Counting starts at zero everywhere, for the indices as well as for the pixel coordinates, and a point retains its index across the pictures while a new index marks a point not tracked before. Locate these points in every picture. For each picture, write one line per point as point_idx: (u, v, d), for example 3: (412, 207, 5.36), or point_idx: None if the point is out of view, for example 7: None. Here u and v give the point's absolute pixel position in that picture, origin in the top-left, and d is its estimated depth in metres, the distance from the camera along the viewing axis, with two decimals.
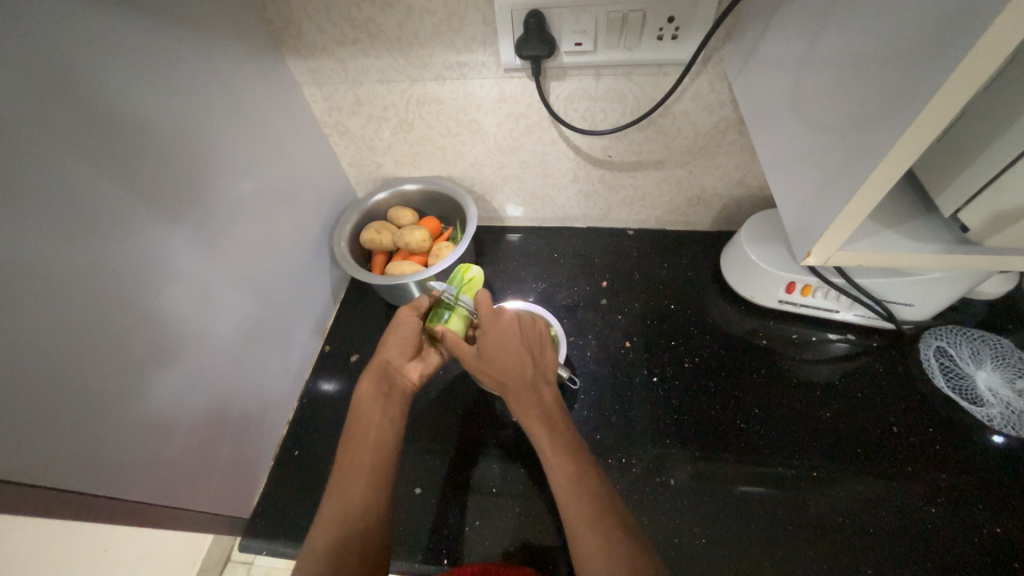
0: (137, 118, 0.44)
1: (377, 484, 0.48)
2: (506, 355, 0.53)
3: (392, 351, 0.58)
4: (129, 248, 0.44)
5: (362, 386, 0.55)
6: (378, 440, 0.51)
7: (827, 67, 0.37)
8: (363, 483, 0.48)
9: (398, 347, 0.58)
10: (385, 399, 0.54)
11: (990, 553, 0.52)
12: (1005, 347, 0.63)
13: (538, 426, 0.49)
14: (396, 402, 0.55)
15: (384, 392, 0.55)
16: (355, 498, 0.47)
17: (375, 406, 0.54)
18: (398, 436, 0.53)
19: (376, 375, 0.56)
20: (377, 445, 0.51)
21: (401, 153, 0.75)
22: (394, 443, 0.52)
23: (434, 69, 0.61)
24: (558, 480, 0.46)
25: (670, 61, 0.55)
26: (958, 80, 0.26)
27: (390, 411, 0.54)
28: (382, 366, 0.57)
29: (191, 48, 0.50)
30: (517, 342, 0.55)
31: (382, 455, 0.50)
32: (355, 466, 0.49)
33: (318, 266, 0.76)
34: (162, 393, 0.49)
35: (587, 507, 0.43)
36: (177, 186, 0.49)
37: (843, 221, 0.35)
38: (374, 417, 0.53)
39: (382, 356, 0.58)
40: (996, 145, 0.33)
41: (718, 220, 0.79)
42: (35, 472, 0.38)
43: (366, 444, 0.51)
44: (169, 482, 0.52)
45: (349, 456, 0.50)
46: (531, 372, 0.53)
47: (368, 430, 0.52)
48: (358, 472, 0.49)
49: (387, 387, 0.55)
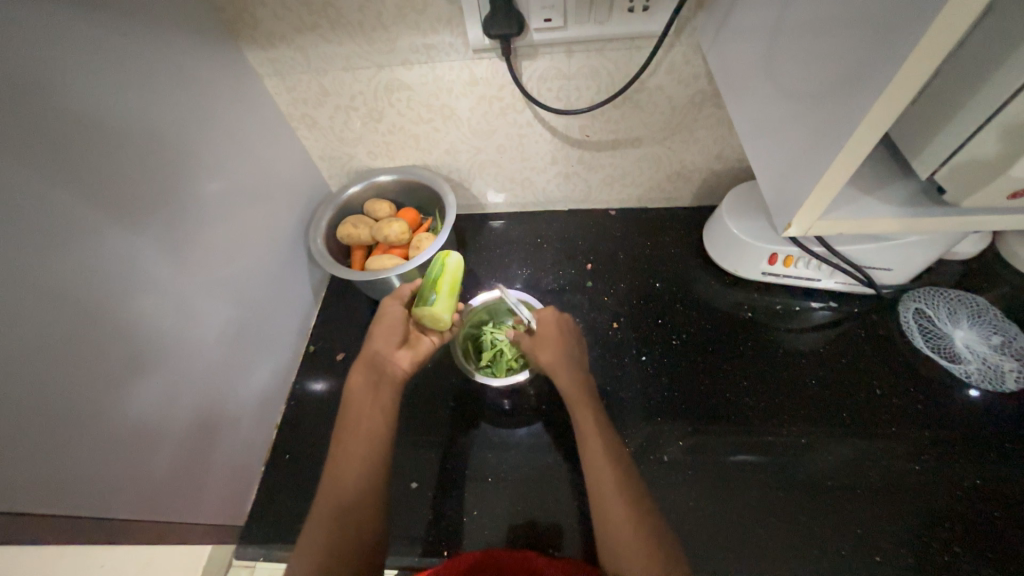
0: (89, 122, 0.42)
1: (372, 476, 0.48)
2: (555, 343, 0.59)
3: (380, 342, 0.57)
4: (91, 259, 0.42)
5: (352, 378, 0.55)
6: (370, 430, 0.51)
7: (800, 32, 0.36)
8: (355, 476, 0.47)
9: (385, 337, 0.57)
10: (375, 391, 0.54)
11: (972, 504, 0.54)
12: (980, 305, 0.65)
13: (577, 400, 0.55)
14: (385, 393, 0.54)
15: (374, 382, 0.54)
16: (349, 492, 0.46)
17: (366, 398, 0.53)
18: (389, 428, 0.52)
19: (364, 367, 0.55)
20: (369, 436, 0.50)
21: (373, 143, 0.72)
22: (384, 434, 0.51)
23: (401, 53, 0.59)
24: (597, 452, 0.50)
25: (643, 34, 0.54)
26: (932, 39, 0.25)
27: (381, 402, 0.53)
28: (370, 358, 0.56)
29: (140, 42, 0.47)
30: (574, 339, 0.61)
31: (377, 446, 0.50)
32: (349, 459, 0.49)
33: (296, 264, 0.74)
34: (144, 405, 0.48)
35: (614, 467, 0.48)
36: (139, 191, 0.47)
37: (823, 189, 0.35)
38: (365, 409, 0.52)
39: (369, 347, 0.57)
40: (969, 104, 0.33)
41: (699, 195, 0.78)
42: (13, 499, 0.37)
43: (358, 436, 0.50)
44: (156, 495, 0.50)
45: (341, 450, 0.49)
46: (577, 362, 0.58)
47: (361, 421, 0.51)
48: (351, 464, 0.48)
49: (376, 378, 0.55)
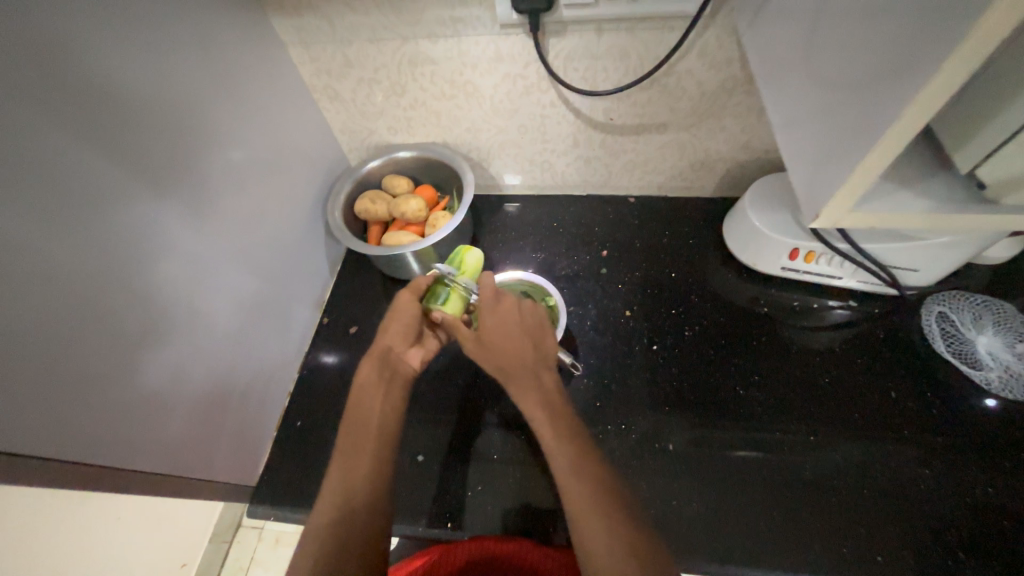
0: (116, 82, 0.42)
1: (379, 468, 0.49)
2: (505, 349, 0.51)
3: (393, 338, 0.56)
4: (117, 220, 0.43)
5: (362, 373, 0.55)
6: (379, 426, 0.51)
7: (845, 16, 0.35)
8: (363, 466, 0.48)
9: (398, 335, 0.56)
10: (386, 387, 0.54)
11: (980, 511, 0.53)
12: (1007, 311, 0.63)
13: (541, 418, 0.48)
14: (396, 391, 0.54)
15: (384, 379, 0.54)
16: (356, 482, 0.47)
17: (375, 395, 0.53)
18: (398, 422, 0.53)
19: (375, 363, 0.55)
20: (377, 433, 0.51)
21: (395, 118, 0.72)
22: (393, 427, 0.52)
23: (427, 26, 0.58)
24: (564, 473, 0.45)
25: (676, 14, 0.52)
26: (984, 28, 0.24)
27: (391, 400, 0.53)
28: (382, 353, 0.55)
29: (168, 3, 0.47)
30: (523, 332, 0.52)
31: (383, 442, 0.50)
32: (357, 450, 0.49)
33: (313, 239, 0.75)
34: (158, 371, 0.49)
35: (589, 497, 0.43)
36: (166, 155, 0.47)
37: (857, 181, 0.34)
38: (375, 402, 0.53)
39: (381, 343, 0.56)
40: (1018, 98, 0.32)
41: (721, 185, 0.77)
42: (34, 446, 0.38)
43: (365, 428, 0.51)
44: (171, 453, 0.52)
45: (349, 443, 0.50)
46: (532, 359, 0.51)
47: (368, 417, 0.52)
48: (358, 459, 0.49)
49: (388, 375, 0.55)
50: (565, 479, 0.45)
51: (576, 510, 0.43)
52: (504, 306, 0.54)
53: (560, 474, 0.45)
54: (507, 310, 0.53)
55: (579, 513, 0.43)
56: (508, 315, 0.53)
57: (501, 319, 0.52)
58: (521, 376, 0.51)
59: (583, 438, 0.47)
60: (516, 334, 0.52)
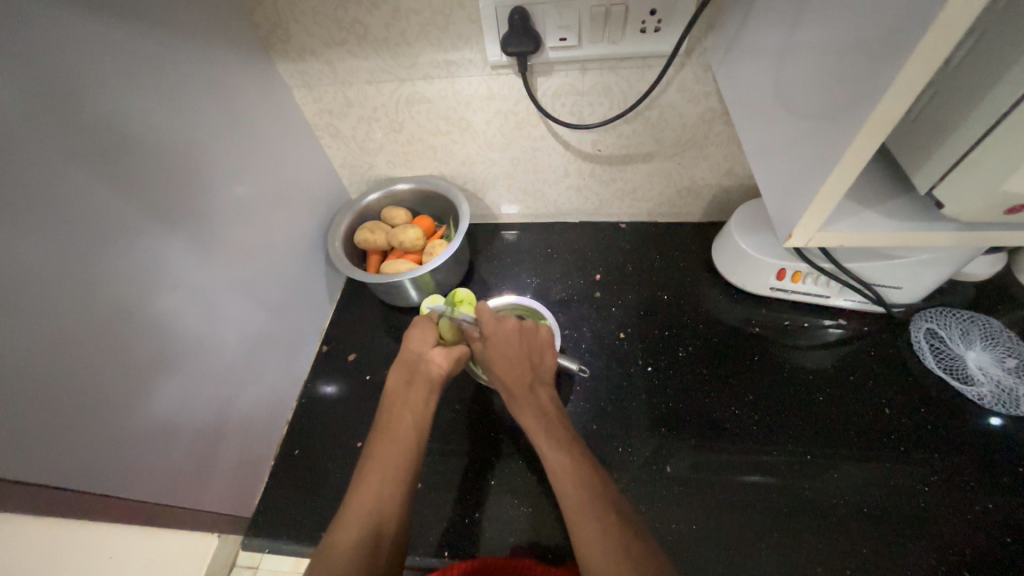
0: (130, 126, 0.45)
1: (401, 471, 0.48)
2: (501, 362, 0.54)
3: (414, 344, 0.58)
4: (126, 254, 0.45)
5: (390, 377, 0.57)
6: (402, 427, 0.51)
7: (805, 54, 0.38)
8: (386, 467, 0.48)
9: (417, 340, 0.59)
10: (408, 390, 0.55)
11: (983, 528, 0.52)
12: (994, 327, 0.64)
13: (534, 424, 0.50)
14: (420, 392, 0.55)
15: (407, 381, 0.56)
16: (379, 484, 0.46)
17: (400, 396, 0.54)
18: (423, 424, 0.52)
19: (401, 367, 0.57)
20: (402, 432, 0.51)
21: (393, 153, 0.75)
22: (418, 429, 0.52)
23: (423, 68, 0.62)
24: (559, 477, 0.46)
25: (654, 53, 0.56)
26: (917, 57, 0.27)
27: (415, 399, 0.54)
28: (404, 359, 0.58)
29: (182, 54, 0.51)
30: (518, 347, 0.56)
31: (409, 444, 0.50)
32: (381, 452, 0.49)
33: (314, 269, 0.77)
34: (162, 398, 0.50)
35: (585, 495, 0.44)
36: (174, 193, 0.50)
37: (823, 200, 0.36)
38: (399, 404, 0.54)
39: (405, 349, 0.58)
40: (965, 123, 0.34)
41: (709, 211, 0.79)
42: (33, 471, 0.39)
43: (389, 430, 0.51)
44: (170, 482, 0.52)
45: (375, 442, 0.51)
46: (526, 371, 0.54)
47: (392, 418, 0.52)
48: (377, 461, 0.48)
49: (410, 377, 0.56)
50: (563, 477, 0.45)
51: (574, 512, 0.43)
52: (503, 322, 0.57)
53: (557, 479, 0.46)
54: (504, 325, 0.57)
55: (579, 519, 0.43)
56: (505, 329, 0.56)
57: (499, 334, 0.56)
58: (516, 387, 0.53)
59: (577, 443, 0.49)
60: (512, 349, 0.55)
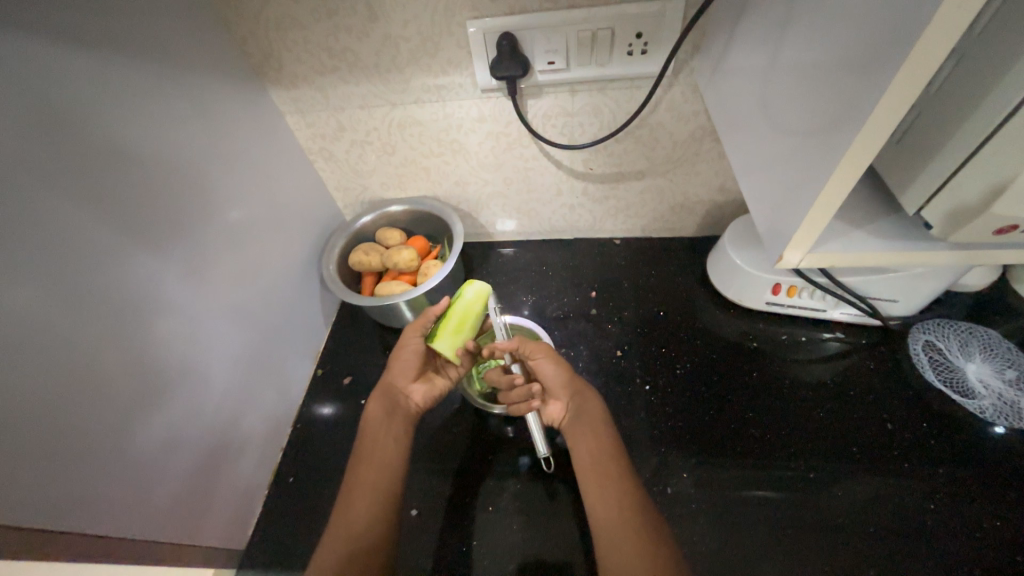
0: (122, 157, 0.45)
1: (380, 504, 0.49)
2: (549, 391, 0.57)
3: (397, 375, 0.59)
4: (115, 284, 0.45)
5: (369, 408, 0.57)
6: (382, 460, 0.53)
7: (790, 76, 0.38)
8: (365, 500, 0.49)
9: (401, 371, 0.59)
10: (389, 421, 0.56)
11: (993, 547, 0.51)
12: (993, 338, 0.63)
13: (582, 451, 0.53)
14: (399, 425, 0.56)
15: (388, 413, 0.57)
16: (359, 516, 0.48)
17: (379, 429, 0.55)
18: (401, 457, 0.54)
19: (380, 398, 0.58)
20: (381, 464, 0.52)
21: (387, 175, 0.76)
22: (396, 461, 0.53)
23: (413, 93, 0.62)
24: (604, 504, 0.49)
25: (642, 74, 0.57)
26: (900, 81, 0.27)
27: (395, 432, 0.55)
28: (387, 387, 0.59)
29: (173, 86, 0.51)
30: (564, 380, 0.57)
31: (387, 477, 0.51)
32: (360, 485, 0.50)
33: (308, 291, 0.76)
34: (154, 432, 0.49)
35: (620, 521, 0.47)
36: (164, 222, 0.50)
37: (811, 222, 0.36)
38: (380, 436, 0.55)
39: (387, 379, 0.59)
40: (951, 143, 0.34)
41: (702, 225, 0.79)
42: (24, 514, 0.38)
43: (371, 462, 0.52)
44: (163, 516, 0.51)
45: (354, 476, 0.52)
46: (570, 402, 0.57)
47: (372, 450, 0.53)
48: (361, 493, 0.50)
49: (391, 408, 0.57)
50: (601, 504, 0.49)
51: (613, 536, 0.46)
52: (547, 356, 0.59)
53: (598, 506, 0.49)
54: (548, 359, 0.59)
55: (619, 545, 0.45)
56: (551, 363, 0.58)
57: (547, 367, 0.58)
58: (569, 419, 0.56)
59: (622, 477, 0.50)
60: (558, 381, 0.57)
